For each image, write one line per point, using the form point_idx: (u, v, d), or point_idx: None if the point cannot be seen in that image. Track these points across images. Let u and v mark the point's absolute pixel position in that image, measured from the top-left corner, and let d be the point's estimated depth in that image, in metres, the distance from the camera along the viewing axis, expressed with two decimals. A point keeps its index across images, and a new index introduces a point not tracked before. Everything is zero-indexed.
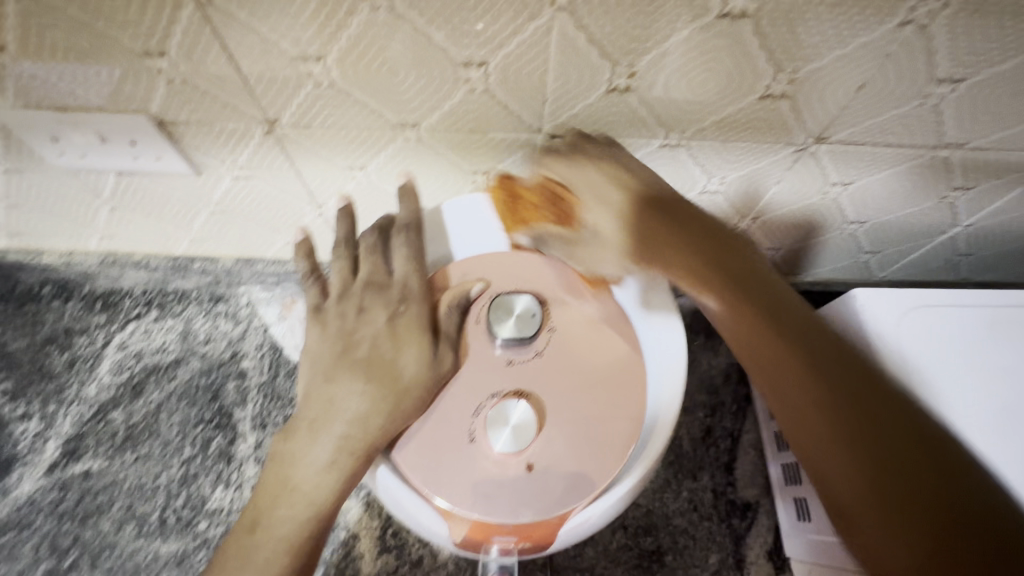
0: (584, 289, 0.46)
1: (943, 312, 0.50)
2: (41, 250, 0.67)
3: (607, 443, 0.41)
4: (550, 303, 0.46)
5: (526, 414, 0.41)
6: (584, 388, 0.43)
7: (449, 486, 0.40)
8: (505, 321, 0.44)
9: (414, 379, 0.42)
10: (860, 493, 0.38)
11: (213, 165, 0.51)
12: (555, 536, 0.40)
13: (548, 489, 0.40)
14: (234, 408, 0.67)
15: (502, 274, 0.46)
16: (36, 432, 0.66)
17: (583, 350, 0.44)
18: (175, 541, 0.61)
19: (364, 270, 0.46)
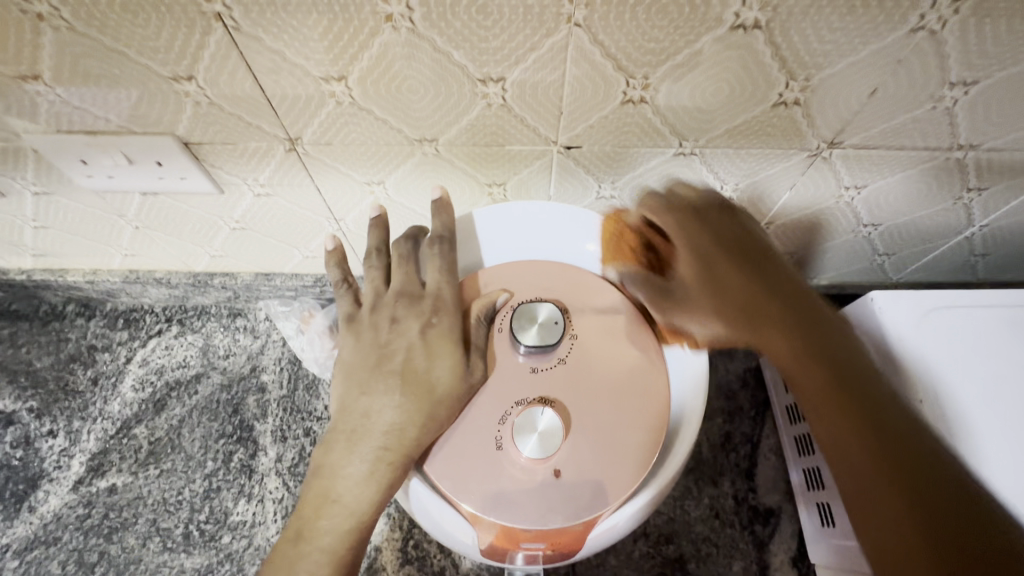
0: (603, 297, 0.47)
1: (963, 314, 0.50)
2: (66, 269, 0.69)
3: (631, 449, 0.42)
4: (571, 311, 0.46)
5: (553, 421, 0.41)
6: (607, 394, 0.43)
7: (476, 494, 0.41)
8: (529, 329, 0.44)
9: (439, 390, 0.42)
10: (882, 498, 0.36)
11: (235, 183, 0.52)
12: (581, 543, 0.40)
13: (574, 495, 0.40)
14: (255, 422, 0.68)
15: (522, 284, 0.47)
16: (61, 449, 0.67)
17: (606, 357, 0.45)
18: (199, 555, 0.61)
19: (398, 280, 0.48)
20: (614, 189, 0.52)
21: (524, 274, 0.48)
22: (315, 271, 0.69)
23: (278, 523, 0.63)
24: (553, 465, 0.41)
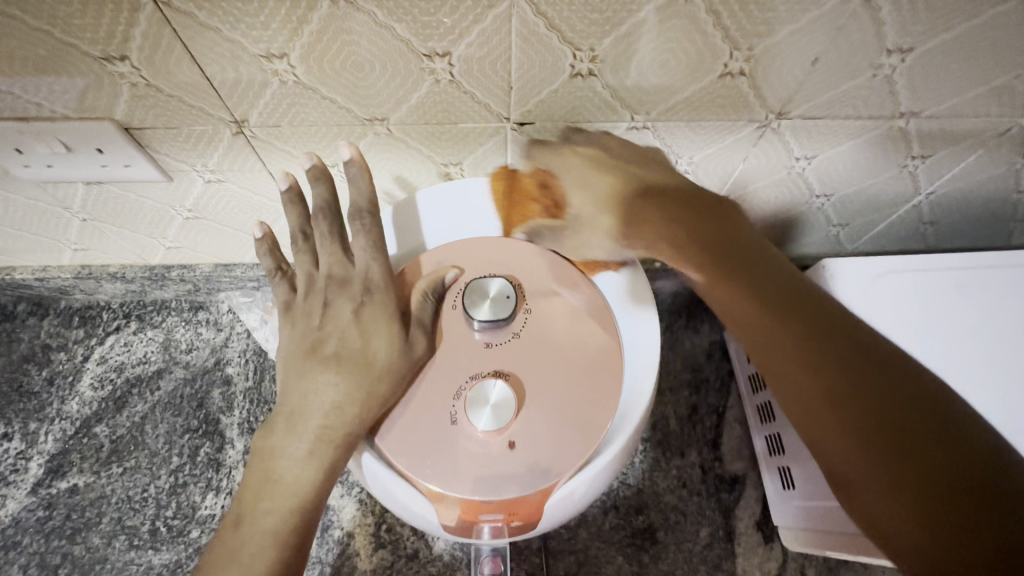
0: (557, 272, 0.47)
1: (910, 278, 0.52)
2: (14, 267, 0.66)
3: (588, 416, 0.42)
4: (523, 284, 0.46)
5: (506, 391, 0.41)
6: (563, 364, 0.44)
7: (433, 469, 0.41)
8: (479, 302, 0.44)
9: (397, 370, 0.42)
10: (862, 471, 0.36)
11: (183, 170, 0.51)
12: (541, 510, 0.41)
13: (531, 464, 0.41)
14: (221, 415, 0.67)
15: (474, 262, 0.47)
16: (18, 452, 0.65)
17: (559, 329, 0.45)
18: (167, 551, 0.60)
19: (324, 265, 0.46)
20: None
21: (473, 252, 0.48)
22: None
23: None
24: (507, 436, 0.41)
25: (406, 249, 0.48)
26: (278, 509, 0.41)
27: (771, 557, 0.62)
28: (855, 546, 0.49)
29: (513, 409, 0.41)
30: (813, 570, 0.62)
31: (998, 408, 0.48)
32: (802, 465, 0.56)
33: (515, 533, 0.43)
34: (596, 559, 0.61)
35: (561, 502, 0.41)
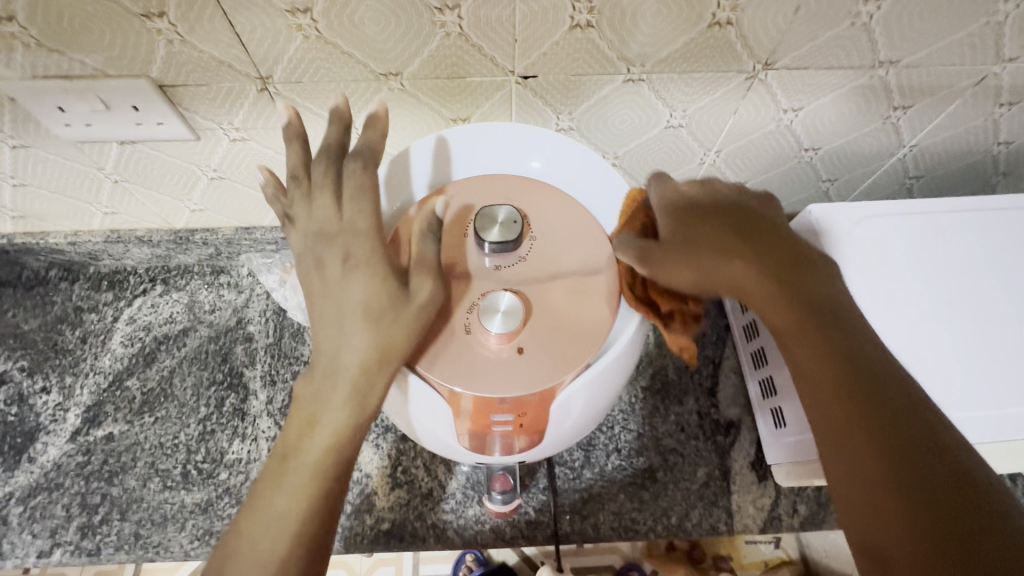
0: (562, 198, 0.48)
1: (891, 220, 0.55)
2: (47, 232, 0.70)
3: (591, 327, 0.44)
4: (530, 216, 0.47)
5: (513, 300, 0.43)
6: (568, 282, 0.45)
7: (450, 373, 0.42)
8: (488, 223, 0.45)
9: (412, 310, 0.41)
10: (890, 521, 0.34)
11: (210, 128, 0.55)
12: (547, 412, 0.43)
13: (539, 368, 0.42)
14: (244, 369, 0.71)
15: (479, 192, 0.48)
16: (56, 403, 0.69)
17: (564, 252, 0.46)
18: (198, 491, 0.64)
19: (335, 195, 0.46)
20: (571, 120, 0.56)
21: (478, 189, 0.48)
22: None
23: None
24: (514, 342, 0.43)
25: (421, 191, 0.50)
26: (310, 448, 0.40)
27: (766, 495, 0.66)
28: None
29: (518, 319, 0.43)
30: (805, 506, 0.66)
31: (975, 336, 0.51)
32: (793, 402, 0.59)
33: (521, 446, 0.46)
34: (600, 496, 0.65)
35: (564, 410, 0.43)
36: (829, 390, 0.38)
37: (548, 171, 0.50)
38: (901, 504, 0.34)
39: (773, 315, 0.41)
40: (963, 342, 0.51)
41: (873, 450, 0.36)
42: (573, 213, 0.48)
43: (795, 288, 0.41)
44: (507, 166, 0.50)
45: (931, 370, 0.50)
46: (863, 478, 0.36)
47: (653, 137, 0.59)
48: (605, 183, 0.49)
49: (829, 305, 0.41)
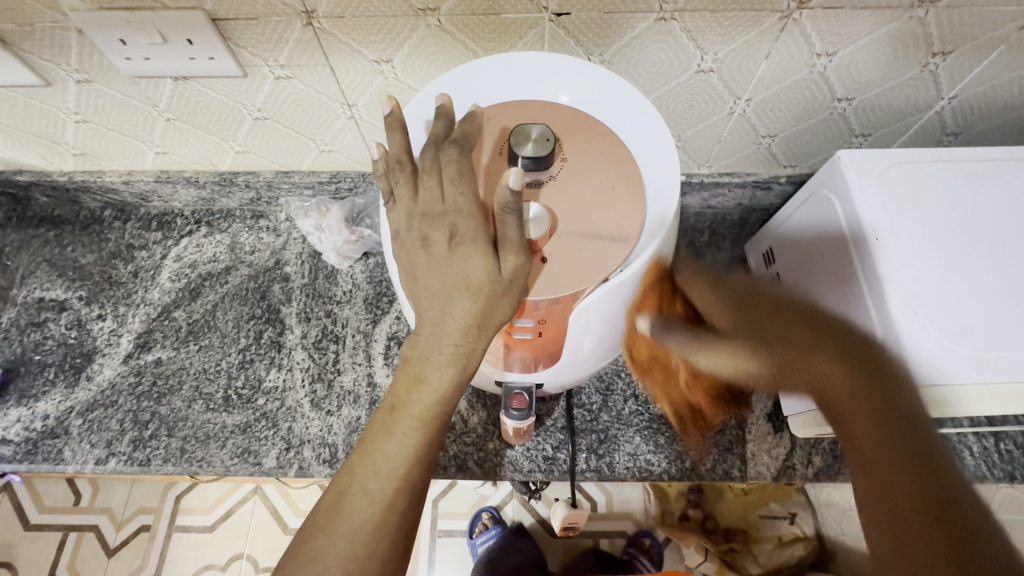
0: (590, 121, 0.48)
1: (919, 168, 0.55)
2: (104, 171, 0.75)
3: (613, 243, 0.44)
4: (564, 140, 0.47)
5: (539, 207, 0.43)
6: (594, 200, 0.45)
7: None
8: (521, 140, 0.44)
9: (504, 277, 0.40)
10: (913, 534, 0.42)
11: (258, 64, 0.57)
12: (565, 324, 0.45)
13: (559, 277, 0.43)
14: (281, 305, 0.75)
15: (508, 114, 0.47)
16: (111, 329, 0.74)
17: (591, 172, 0.46)
18: (238, 413, 0.69)
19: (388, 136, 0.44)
20: (602, 61, 0.57)
21: (516, 110, 0.48)
22: (331, 167, 0.75)
23: (306, 387, 0.70)
24: (539, 252, 0.43)
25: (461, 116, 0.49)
26: (406, 381, 0.42)
27: (780, 445, 0.67)
28: None
29: (547, 228, 0.43)
30: (819, 457, 0.67)
31: (1003, 281, 0.50)
32: None
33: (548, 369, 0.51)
34: (615, 438, 0.67)
35: (585, 326, 0.45)
36: (879, 450, 0.46)
37: (578, 103, 0.50)
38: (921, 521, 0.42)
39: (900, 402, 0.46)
40: (994, 283, 0.50)
41: (913, 505, 0.43)
42: (608, 144, 0.47)
43: (882, 385, 0.47)
44: (536, 93, 0.50)
45: (965, 308, 0.49)
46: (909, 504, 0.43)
47: (684, 82, 0.59)
48: (640, 116, 0.48)
49: (870, 363, 0.49)
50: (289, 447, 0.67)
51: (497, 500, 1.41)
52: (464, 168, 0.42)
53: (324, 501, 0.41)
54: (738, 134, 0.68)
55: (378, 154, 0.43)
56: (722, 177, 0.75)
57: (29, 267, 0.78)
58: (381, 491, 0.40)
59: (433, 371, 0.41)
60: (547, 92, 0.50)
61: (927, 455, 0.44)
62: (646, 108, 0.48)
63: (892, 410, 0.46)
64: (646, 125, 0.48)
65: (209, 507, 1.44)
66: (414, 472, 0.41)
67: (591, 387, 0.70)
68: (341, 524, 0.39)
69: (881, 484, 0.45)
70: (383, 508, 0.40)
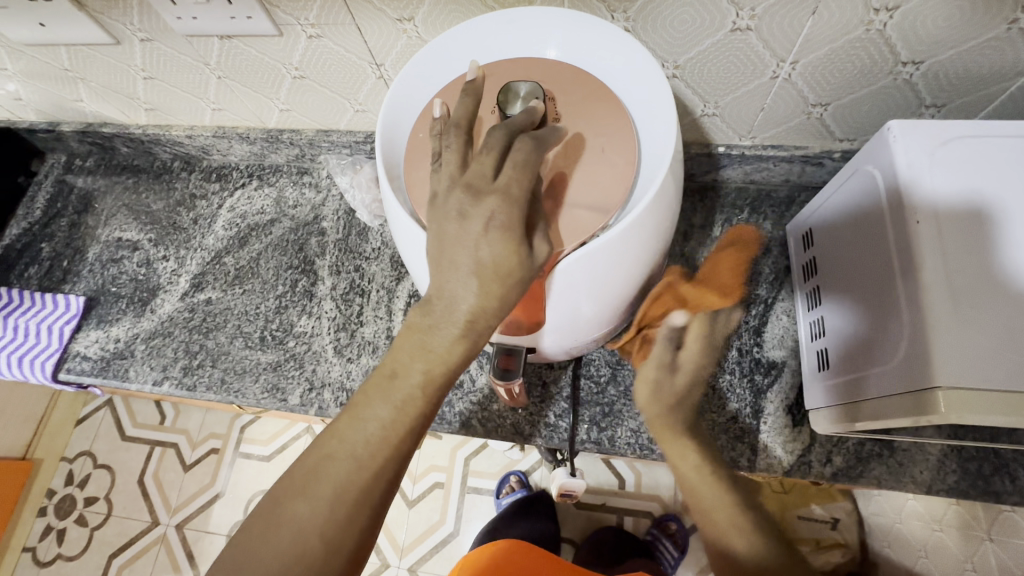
0: (593, 83, 0.48)
1: (989, 144, 0.48)
2: (172, 126, 0.83)
3: (602, 206, 0.43)
4: (556, 97, 0.47)
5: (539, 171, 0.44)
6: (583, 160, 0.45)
7: None
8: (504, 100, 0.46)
9: (507, 258, 0.39)
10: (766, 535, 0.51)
11: (290, 24, 0.60)
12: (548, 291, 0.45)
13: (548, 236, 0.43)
14: (316, 258, 0.80)
15: (510, 74, 0.48)
16: (172, 269, 0.83)
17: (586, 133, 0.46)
18: (271, 352, 0.75)
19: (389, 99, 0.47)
20: (627, 20, 0.54)
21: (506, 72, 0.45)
22: (366, 128, 0.78)
23: (331, 334, 0.75)
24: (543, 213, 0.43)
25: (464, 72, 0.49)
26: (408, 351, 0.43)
27: (798, 440, 0.63)
28: (906, 405, 0.45)
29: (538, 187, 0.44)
30: (840, 457, 0.62)
31: None
32: (846, 341, 0.55)
33: (549, 334, 0.52)
34: (620, 413, 0.67)
35: (568, 292, 0.45)
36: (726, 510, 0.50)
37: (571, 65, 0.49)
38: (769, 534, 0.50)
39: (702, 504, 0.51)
40: None
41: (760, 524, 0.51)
42: (604, 103, 0.47)
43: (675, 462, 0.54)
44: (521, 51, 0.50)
45: (1014, 308, 0.43)
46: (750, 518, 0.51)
47: (717, 42, 0.55)
48: (635, 70, 0.47)
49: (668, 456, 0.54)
50: (312, 387, 0.73)
51: (526, 466, 1.46)
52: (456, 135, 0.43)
53: (305, 457, 0.43)
54: (782, 102, 0.62)
55: (437, 111, 0.46)
56: (767, 149, 0.70)
57: (112, 210, 0.89)
58: (363, 454, 0.42)
59: (438, 341, 0.42)
60: (535, 48, 0.50)
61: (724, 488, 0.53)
62: (647, 64, 0.46)
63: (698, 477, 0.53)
64: (647, 81, 0.46)
65: (268, 439, 1.61)
66: (403, 437, 0.43)
67: (602, 359, 0.70)
68: (321, 482, 0.41)
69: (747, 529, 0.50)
70: (369, 475, 0.42)
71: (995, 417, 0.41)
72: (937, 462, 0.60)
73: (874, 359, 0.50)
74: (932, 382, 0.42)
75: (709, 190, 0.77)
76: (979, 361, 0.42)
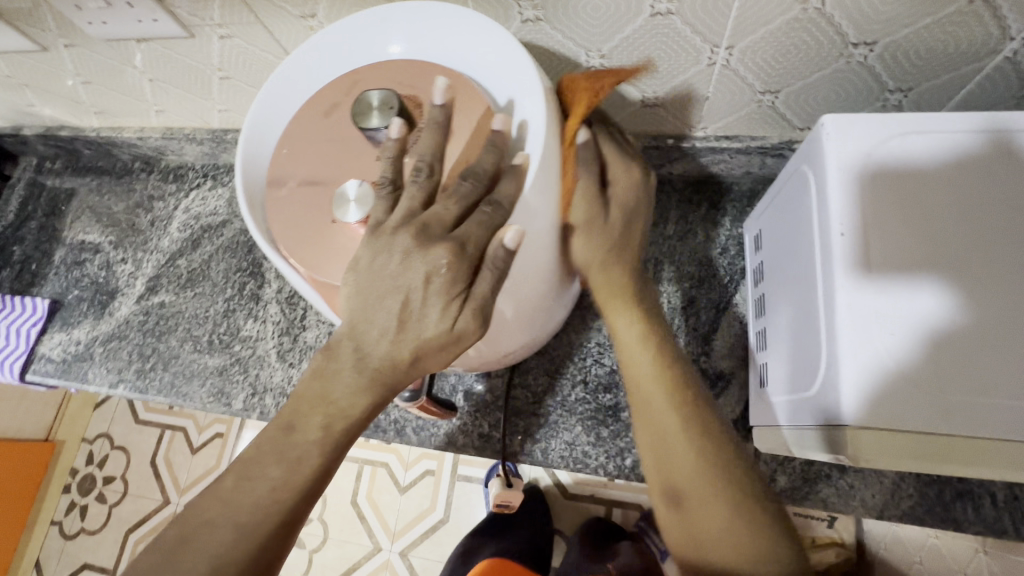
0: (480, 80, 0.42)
1: (934, 142, 0.42)
2: (123, 128, 0.83)
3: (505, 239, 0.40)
4: (427, 92, 0.40)
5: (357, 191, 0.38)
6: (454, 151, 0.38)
7: (307, 252, 0.39)
8: (366, 113, 0.39)
9: (362, 294, 0.36)
10: (746, 502, 0.45)
11: (199, 24, 0.58)
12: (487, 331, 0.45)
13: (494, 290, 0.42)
14: (264, 260, 0.80)
15: (385, 65, 0.41)
16: (130, 271, 0.84)
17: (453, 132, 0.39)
18: (218, 357, 0.76)
19: (263, 99, 0.44)
20: (536, 9, 0.49)
21: (381, 75, 0.41)
22: None
23: (275, 339, 0.75)
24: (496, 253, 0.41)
25: (343, 67, 0.45)
26: (308, 400, 0.38)
27: None
28: (824, 440, 0.41)
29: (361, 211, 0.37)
30: (786, 478, 0.58)
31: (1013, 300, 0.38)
32: (782, 359, 0.50)
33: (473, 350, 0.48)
34: (555, 424, 0.64)
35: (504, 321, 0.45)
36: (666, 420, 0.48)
37: (459, 57, 0.43)
38: (727, 526, 0.45)
39: (670, 458, 0.47)
40: (999, 306, 0.38)
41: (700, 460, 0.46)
42: (468, 96, 0.40)
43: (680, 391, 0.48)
44: (366, 55, 0.44)
45: (943, 334, 0.38)
46: (725, 516, 0.45)
47: (640, 28, 0.49)
48: (513, 71, 0.41)
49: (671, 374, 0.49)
50: (255, 392, 0.73)
51: None
52: (317, 147, 0.40)
53: None
54: (727, 89, 0.56)
55: (398, 134, 0.37)
56: (721, 140, 0.63)
57: (78, 213, 0.91)
58: None
59: (343, 390, 0.37)
60: (378, 49, 0.44)
61: (698, 399, 0.49)
62: (524, 63, 0.40)
63: (680, 382, 0.49)
64: (517, 73, 0.41)
65: None
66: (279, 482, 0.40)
67: (539, 367, 0.66)
68: (191, 555, 0.36)
69: (681, 465, 0.46)
70: (250, 548, 0.36)
71: (900, 460, 0.37)
72: (891, 486, 0.56)
73: (801, 383, 0.45)
74: (845, 420, 0.38)
75: (665, 185, 0.70)
76: (895, 395, 0.37)
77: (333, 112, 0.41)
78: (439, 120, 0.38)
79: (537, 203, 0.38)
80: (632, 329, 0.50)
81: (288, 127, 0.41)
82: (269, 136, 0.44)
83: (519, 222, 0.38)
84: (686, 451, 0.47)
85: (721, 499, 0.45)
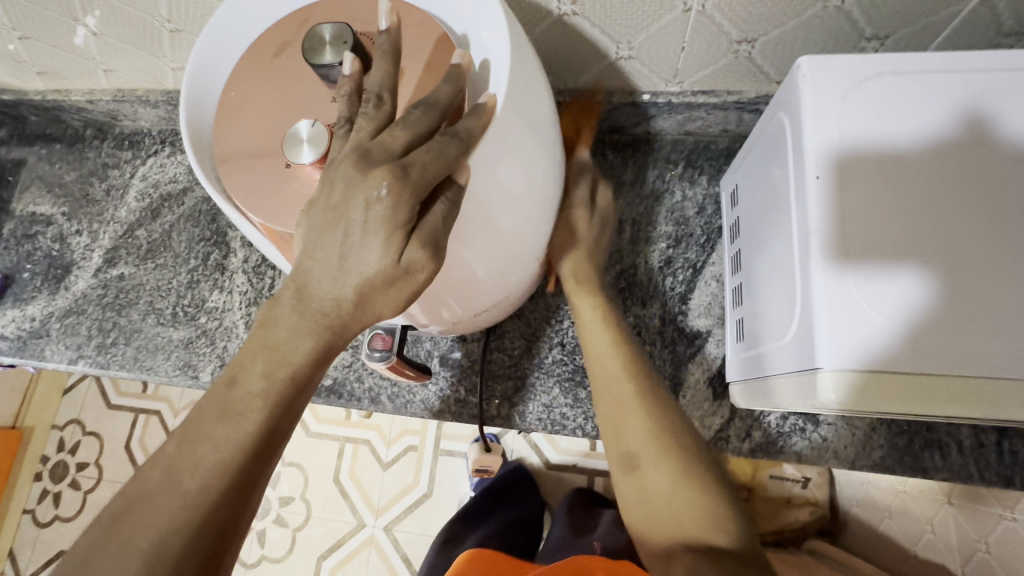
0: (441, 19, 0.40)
1: (913, 83, 0.41)
2: (70, 90, 0.77)
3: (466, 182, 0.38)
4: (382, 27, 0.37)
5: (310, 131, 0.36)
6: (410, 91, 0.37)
7: (259, 200, 0.36)
8: (317, 49, 0.36)
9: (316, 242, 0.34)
10: (692, 467, 0.45)
11: None
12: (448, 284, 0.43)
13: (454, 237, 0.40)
14: (229, 229, 0.76)
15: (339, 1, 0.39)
16: (86, 244, 0.80)
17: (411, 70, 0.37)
18: (183, 329, 0.73)
19: (208, 41, 0.41)
20: None
21: (336, 13, 0.38)
22: None
23: (243, 310, 0.72)
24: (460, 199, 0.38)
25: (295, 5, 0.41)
26: (251, 348, 0.36)
27: (717, 414, 0.60)
28: (801, 387, 0.41)
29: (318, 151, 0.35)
30: (761, 432, 0.59)
31: (988, 240, 0.38)
32: (759, 311, 0.50)
33: (443, 308, 0.47)
34: (532, 387, 0.63)
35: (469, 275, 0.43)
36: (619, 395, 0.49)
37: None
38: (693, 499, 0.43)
39: (625, 430, 0.48)
40: (973, 247, 0.38)
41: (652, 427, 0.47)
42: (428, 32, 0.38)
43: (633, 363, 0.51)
44: None
45: (918, 276, 0.38)
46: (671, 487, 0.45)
47: None
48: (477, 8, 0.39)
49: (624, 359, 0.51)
50: (224, 364, 0.71)
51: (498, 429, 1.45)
52: (267, 91, 0.38)
53: None
54: (703, 39, 0.54)
55: (352, 69, 0.35)
56: (698, 96, 0.62)
57: (26, 183, 0.85)
58: None
59: (302, 345, 0.35)
60: None
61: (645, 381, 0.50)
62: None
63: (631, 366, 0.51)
64: (479, 10, 0.39)
65: None
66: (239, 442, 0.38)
67: (516, 331, 0.65)
68: (142, 520, 0.34)
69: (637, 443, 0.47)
70: (206, 510, 0.34)
71: (875, 402, 0.37)
72: (863, 437, 0.57)
73: (776, 332, 0.45)
74: (818, 364, 0.37)
75: (642, 144, 0.69)
76: (871, 338, 0.37)
77: (285, 54, 0.38)
78: (391, 54, 0.36)
79: (502, 144, 0.36)
80: (594, 323, 0.53)
81: (236, 69, 0.38)
82: (216, 81, 0.41)
83: (485, 162, 0.36)
84: (631, 419, 0.48)
85: (670, 473, 0.45)
